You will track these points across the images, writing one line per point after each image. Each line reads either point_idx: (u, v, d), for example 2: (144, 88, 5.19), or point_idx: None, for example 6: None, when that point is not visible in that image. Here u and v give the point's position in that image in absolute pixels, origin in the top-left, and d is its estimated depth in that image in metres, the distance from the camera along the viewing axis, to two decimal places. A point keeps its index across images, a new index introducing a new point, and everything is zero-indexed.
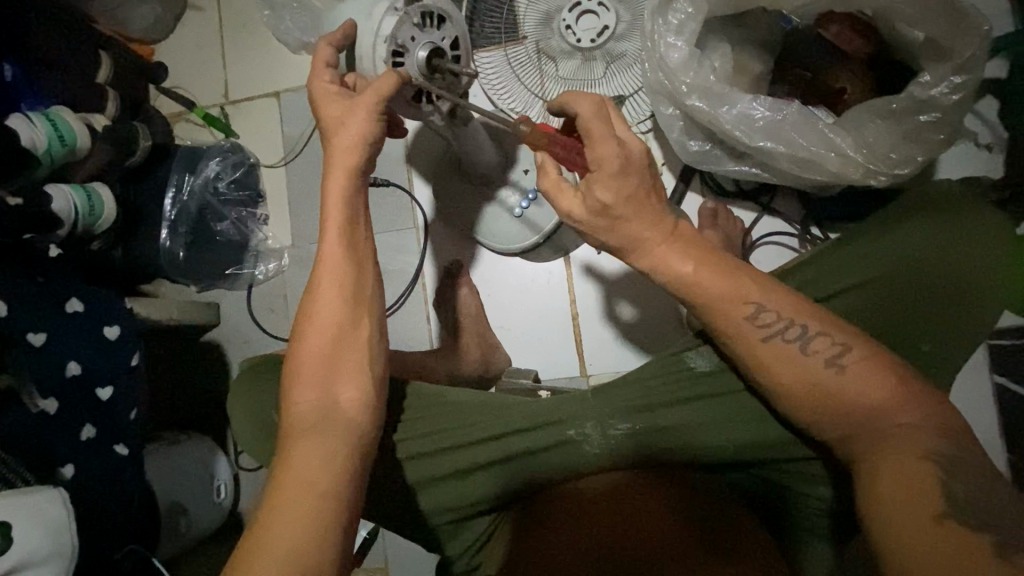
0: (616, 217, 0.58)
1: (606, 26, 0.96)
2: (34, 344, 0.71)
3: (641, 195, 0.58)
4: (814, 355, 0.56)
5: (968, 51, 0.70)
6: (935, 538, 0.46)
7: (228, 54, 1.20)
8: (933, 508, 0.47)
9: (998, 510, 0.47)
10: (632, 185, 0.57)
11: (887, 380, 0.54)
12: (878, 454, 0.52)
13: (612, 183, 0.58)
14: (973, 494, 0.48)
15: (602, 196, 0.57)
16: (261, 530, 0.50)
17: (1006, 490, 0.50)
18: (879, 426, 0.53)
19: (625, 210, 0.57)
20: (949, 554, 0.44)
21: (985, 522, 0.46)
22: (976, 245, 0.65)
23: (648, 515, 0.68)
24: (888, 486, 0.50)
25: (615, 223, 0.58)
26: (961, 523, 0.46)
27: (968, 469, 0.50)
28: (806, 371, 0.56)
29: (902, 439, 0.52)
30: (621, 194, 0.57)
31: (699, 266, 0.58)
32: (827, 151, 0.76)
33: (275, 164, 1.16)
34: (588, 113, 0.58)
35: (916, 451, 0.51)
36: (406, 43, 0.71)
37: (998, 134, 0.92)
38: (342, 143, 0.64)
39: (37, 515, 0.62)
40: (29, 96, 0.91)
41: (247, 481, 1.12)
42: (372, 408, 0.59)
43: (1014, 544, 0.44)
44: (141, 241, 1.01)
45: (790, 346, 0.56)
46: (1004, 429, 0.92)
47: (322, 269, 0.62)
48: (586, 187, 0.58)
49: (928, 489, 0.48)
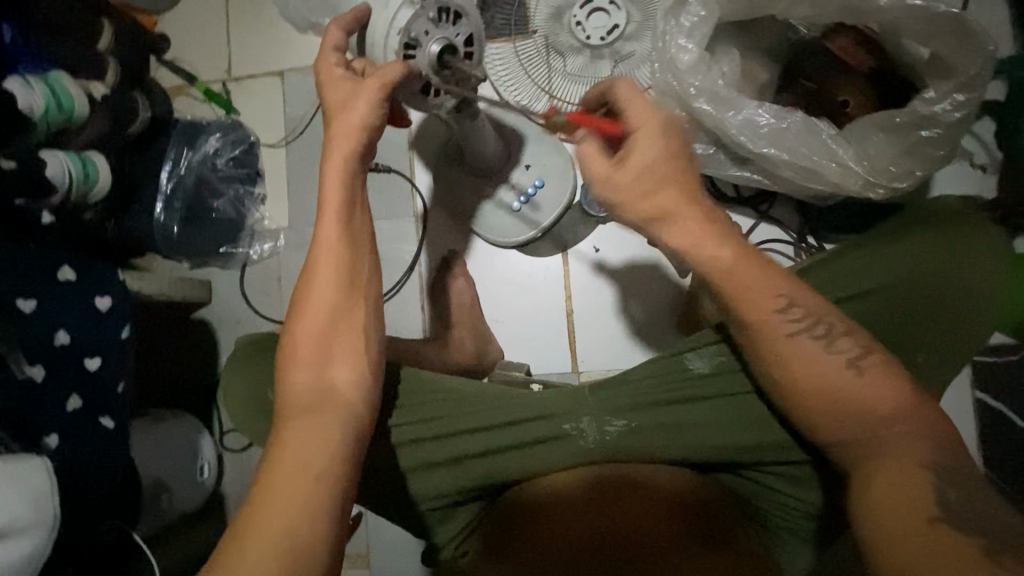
0: (658, 177, 0.59)
1: (616, 24, 0.96)
2: (23, 310, 0.70)
3: (659, 187, 0.59)
4: (818, 358, 0.56)
5: (974, 69, 0.71)
6: (925, 540, 0.47)
7: (233, 30, 1.19)
8: (927, 513, 0.48)
9: (988, 515, 0.48)
10: (673, 143, 0.60)
11: (886, 386, 0.55)
12: (872, 460, 0.53)
13: (651, 151, 0.60)
14: (967, 501, 0.49)
15: (642, 156, 0.60)
16: (257, 510, 0.50)
17: (996, 496, 0.51)
18: (877, 431, 0.54)
19: (666, 175, 0.59)
20: (938, 552, 0.46)
21: (979, 526, 0.47)
22: (972, 259, 0.67)
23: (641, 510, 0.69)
24: (883, 491, 0.51)
25: (650, 191, 0.59)
26: (952, 526, 0.47)
27: (959, 474, 0.51)
28: (816, 371, 0.56)
29: (899, 443, 0.53)
30: (667, 155, 0.60)
31: (717, 263, 0.58)
32: (829, 162, 0.77)
33: (276, 144, 1.15)
34: (626, 87, 0.63)
35: (911, 458, 0.52)
36: (419, 37, 0.69)
37: (992, 156, 0.95)
38: (346, 126, 0.64)
39: (20, 483, 0.61)
40: (27, 59, 0.88)
41: (231, 461, 1.11)
42: (367, 391, 0.59)
43: (1006, 548, 0.45)
44: (135, 213, 1.00)
45: (798, 347, 0.57)
46: (984, 445, 0.94)
47: (320, 251, 0.62)
48: (629, 149, 0.60)
49: (922, 493, 0.49)
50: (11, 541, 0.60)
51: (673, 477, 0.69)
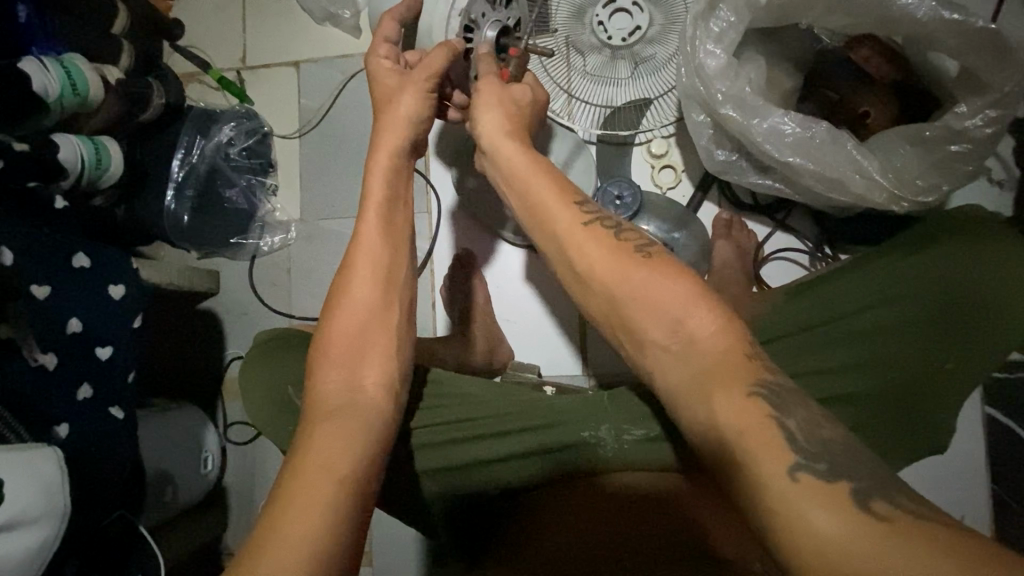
0: (506, 128, 0.70)
1: (639, 26, 0.89)
2: (38, 297, 0.68)
3: (537, 161, 0.67)
4: (653, 285, 0.54)
5: (1007, 87, 0.71)
6: (795, 494, 0.39)
7: (250, 18, 1.17)
8: (782, 460, 0.41)
9: (838, 446, 0.42)
10: (522, 122, 0.72)
11: (712, 311, 0.51)
12: (714, 411, 0.45)
13: (493, 118, 0.70)
14: (810, 433, 0.42)
15: (490, 118, 0.70)
16: (279, 508, 0.47)
17: (842, 427, 0.45)
18: (697, 365, 0.48)
19: (497, 124, 0.70)
20: (824, 507, 0.38)
21: (837, 465, 0.40)
22: (993, 272, 0.68)
23: (643, 518, 0.69)
24: (747, 443, 0.42)
25: (499, 140, 0.69)
26: (814, 473, 0.40)
27: (795, 403, 0.45)
28: (649, 305, 0.53)
29: (727, 374, 0.47)
30: (506, 115, 0.71)
31: (559, 229, 0.61)
32: (854, 172, 0.77)
33: (291, 135, 1.14)
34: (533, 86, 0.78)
35: (745, 388, 0.45)
36: (477, 19, 0.77)
37: (1010, 172, 0.95)
38: (396, 118, 0.71)
39: (28, 474, 0.60)
40: (40, 39, 0.85)
41: (235, 453, 1.11)
42: (394, 396, 0.60)
43: (873, 487, 0.39)
44: (145, 199, 0.98)
45: (633, 286, 0.54)
46: (992, 461, 0.94)
47: (358, 248, 0.66)
48: (494, 104, 0.71)
49: (776, 437, 0.42)
50: (18, 532, 0.59)
51: (659, 482, 0.69)
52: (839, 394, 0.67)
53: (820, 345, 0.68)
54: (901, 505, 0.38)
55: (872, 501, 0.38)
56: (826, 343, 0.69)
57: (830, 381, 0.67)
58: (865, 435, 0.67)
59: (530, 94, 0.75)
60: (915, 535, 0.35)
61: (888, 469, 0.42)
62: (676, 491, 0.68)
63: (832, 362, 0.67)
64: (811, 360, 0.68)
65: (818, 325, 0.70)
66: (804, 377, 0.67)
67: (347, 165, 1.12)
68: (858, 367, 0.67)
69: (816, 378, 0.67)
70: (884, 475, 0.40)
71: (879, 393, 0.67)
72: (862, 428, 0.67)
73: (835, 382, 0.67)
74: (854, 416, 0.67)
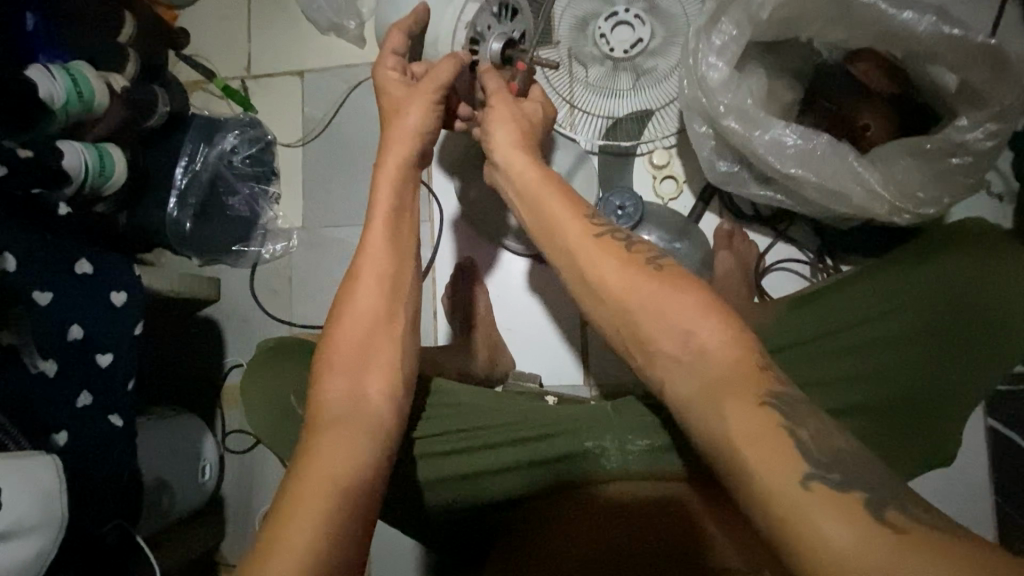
0: (512, 139, 0.70)
1: (640, 39, 0.90)
2: (40, 303, 0.68)
3: (541, 172, 0.67)
4: (659, 295, 0.54)
5: (1007, 100, 0.71)
6: (806, 503, 0.39)
7: (255, 28, 1.18)
8: (793, 471, 0.40)
9: (848, 455, 0.42)
10: (526, 134, 0.72)
11: (718, 322, 0.51)
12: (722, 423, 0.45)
13: (498, 128, 0.71)
14: (822, 443, 0.42)
15: (496, 128, 0.71)
16: (280, 519, 0.47)
17: (850, 437, 0.45)
18: (703, 376, 0.48)
19: (503, 134, 0.71)
20: (836, 518, 0.38)
21: (848, 475, 0.40)
22: (996, 282, 0.68)
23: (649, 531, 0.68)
24: (755, 453, 0.42)
25: (506, 149, 0.69)
26: (826, 484, 0.39)
27: (804, 413, 0.45)
28: (655, 316, 0.53)
29: (735, 384, 0.46)
30: (511, 125, 0.71)
31: (566, 240, 0.61)
32: (855, 184, 0.77)
33: (293, 144, 1.14)
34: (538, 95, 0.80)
35: (753, 397, 0.45)
36: (482, 31, 0.78)
37: (1009, 185, 0.95)
38: (400, 129, 0.71)
39: (27, 481, 0.59)
40: (46, 47, 0.85)
41: (233, 462, 1.10)
42: (398, 404, 0.59)
43: (885, 497, 0.39)
44: (148, 207, 0.97)
45: (638, 296, 0.55)
46: (995, 474, 0.94)
47: (364, 257, 0.66)
48: (498, 116, 0.72)
49: (787, 447, 0.42)
50: (14, 541, 0.58)
51: (663, 492, 0.68)
52: (846, 405, 0.66)
53: (826, 356, 0.68)
54: (915, 517, 0.38)
55: (886, 511, 0.38)
56: (830, 354, 0.69)
57: (837, 392, 0.67)
58: (873, 445, 0.67)
59: (534, 106, 0.76)
60: (929, 546, 0.35)
61: (898, 479, 0.42)
62: (681, 500, 0.67)
63: (838, 373, 0.67)
64: (816, 371, 0.68)
65: (823, 335, 0.70)
66: (809, 388, 0.67)
67: (349, 173, 1.13)
68: (863, 378, 0.67)
69: (824, 389, 0.67)
70: (897, 485, 0.40)
71: (886, 405, 0.67)
72: (868, 439, 0.67)
73: (842, 393, 0.67)
74: (861, 426, 0.67)
